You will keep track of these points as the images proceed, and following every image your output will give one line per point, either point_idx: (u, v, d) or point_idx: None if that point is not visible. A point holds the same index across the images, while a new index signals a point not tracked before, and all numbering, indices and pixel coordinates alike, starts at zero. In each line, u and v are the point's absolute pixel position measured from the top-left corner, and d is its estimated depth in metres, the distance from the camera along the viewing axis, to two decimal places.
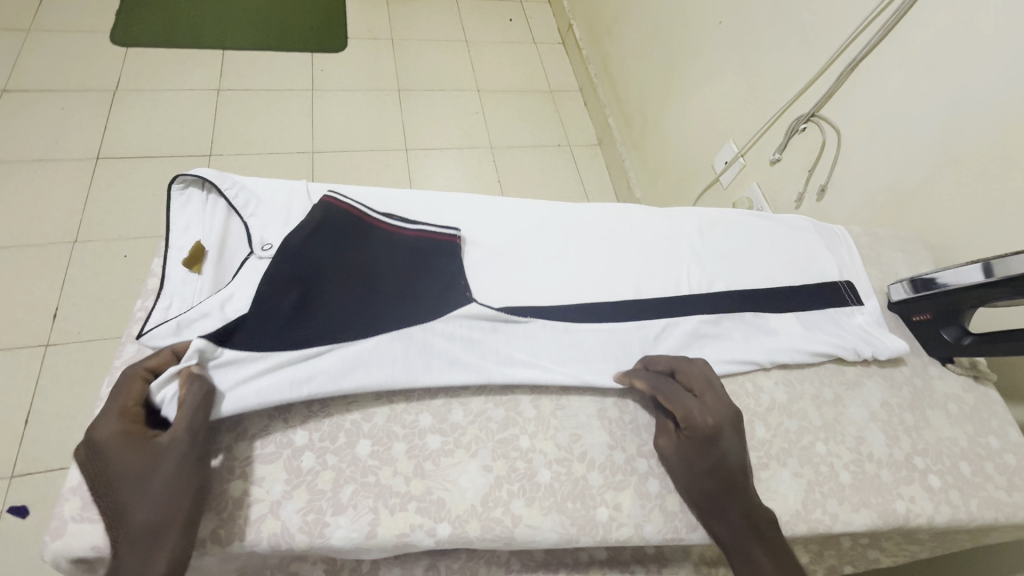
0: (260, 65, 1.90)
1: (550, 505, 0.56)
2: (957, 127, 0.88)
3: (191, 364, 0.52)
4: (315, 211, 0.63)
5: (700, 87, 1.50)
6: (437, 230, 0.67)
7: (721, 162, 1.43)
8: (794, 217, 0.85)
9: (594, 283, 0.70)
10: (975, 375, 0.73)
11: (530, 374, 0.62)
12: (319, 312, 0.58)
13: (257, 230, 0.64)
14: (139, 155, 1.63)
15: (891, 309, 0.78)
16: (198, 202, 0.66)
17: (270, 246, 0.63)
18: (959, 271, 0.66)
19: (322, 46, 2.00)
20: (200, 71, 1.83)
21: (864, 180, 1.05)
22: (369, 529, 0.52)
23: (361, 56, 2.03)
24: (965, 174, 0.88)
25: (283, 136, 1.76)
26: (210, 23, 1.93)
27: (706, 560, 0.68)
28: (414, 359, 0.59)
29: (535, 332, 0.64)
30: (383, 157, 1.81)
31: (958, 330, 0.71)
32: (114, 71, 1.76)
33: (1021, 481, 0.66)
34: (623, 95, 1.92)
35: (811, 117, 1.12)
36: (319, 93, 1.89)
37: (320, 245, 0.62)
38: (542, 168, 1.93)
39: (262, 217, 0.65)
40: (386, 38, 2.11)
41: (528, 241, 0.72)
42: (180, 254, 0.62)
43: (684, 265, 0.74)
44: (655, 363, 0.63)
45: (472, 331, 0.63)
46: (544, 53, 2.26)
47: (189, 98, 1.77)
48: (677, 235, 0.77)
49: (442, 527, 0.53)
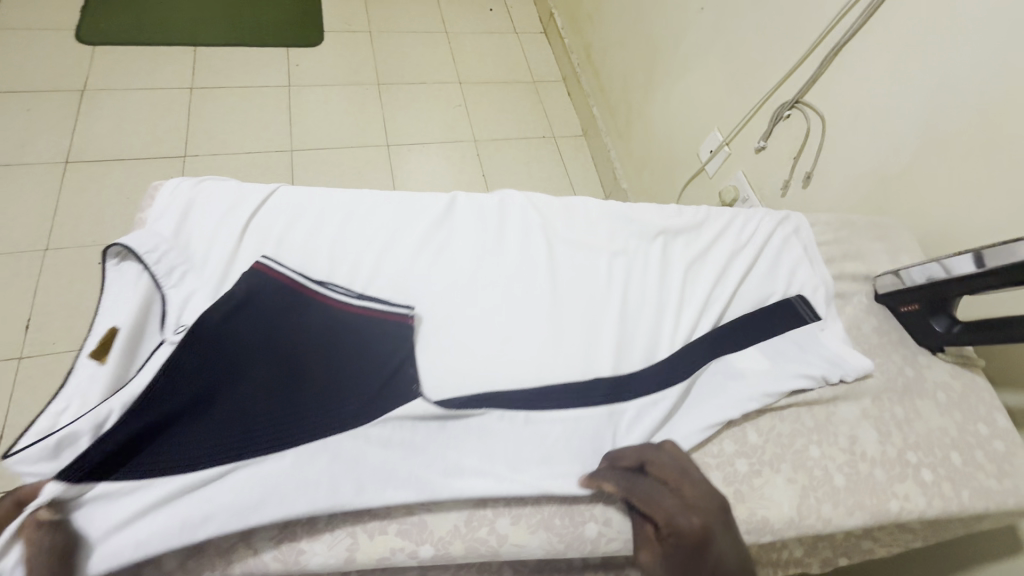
0: (234, 61, 1.84)
1: (537, 522, 0.55)
2: (941, 110, 0.87)
3: (38, 511, 0.46)
4: (240, 285, 0.57)
5: (683, 76, 1.48)
6: (386, 308, 0.62)
7: (706, 152, 1.41)
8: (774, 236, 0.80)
9: (552, 345, 0.65)
10: (963, 362, 0.72)
11: (483, 485, 0.54)
12: (243, 413, 0.53)
13: (177, 307, 0.58)
14: (110, 157, 1.57)
15: (878, 301, 0.77)
16: (117, 276, 0.60)
17: (189, 328, 0.57)
18: (951, 261, 0.66)
19: (298, 40, 1.95)
20: (171, 68, 1.77)
21: (849, 167, 1.04)
22: (348, 551, 0.51)
23: (338, 49, 1.98)
24: (949, 158, 0.87)
25: (260, 134, 1.72)
26: (180, 18, 1.87)
27: None
28: (344, 478, 0.52)
29: (490, 426, 0.58)
30: (364, 153, 1.77)
31: (948, 320, 0.70)
32: (81, 71, 1.70)
33: (1012, 468, 0.65)
34: (606, 84, 1.89)
35: (795, 103, 1.11)
36: (296, 89, 1.84)
37: (249, 328, 0.56)
38: (526, 161, 1.90)
39: (186, 289, 0.60)
40: (363, 30, 2.06)
41: (488, 304, 0.67)
42: (86, 342, 0.56)
43: (646, 317, 0.69)
44: (621, 458, 0.56)
45: (415, 435, 0.56)
46: (525, 43, 2.23)
47: (161, 97, 1.71)
48: (644, 282, 0.72)
49: (425, 546, 0.52)
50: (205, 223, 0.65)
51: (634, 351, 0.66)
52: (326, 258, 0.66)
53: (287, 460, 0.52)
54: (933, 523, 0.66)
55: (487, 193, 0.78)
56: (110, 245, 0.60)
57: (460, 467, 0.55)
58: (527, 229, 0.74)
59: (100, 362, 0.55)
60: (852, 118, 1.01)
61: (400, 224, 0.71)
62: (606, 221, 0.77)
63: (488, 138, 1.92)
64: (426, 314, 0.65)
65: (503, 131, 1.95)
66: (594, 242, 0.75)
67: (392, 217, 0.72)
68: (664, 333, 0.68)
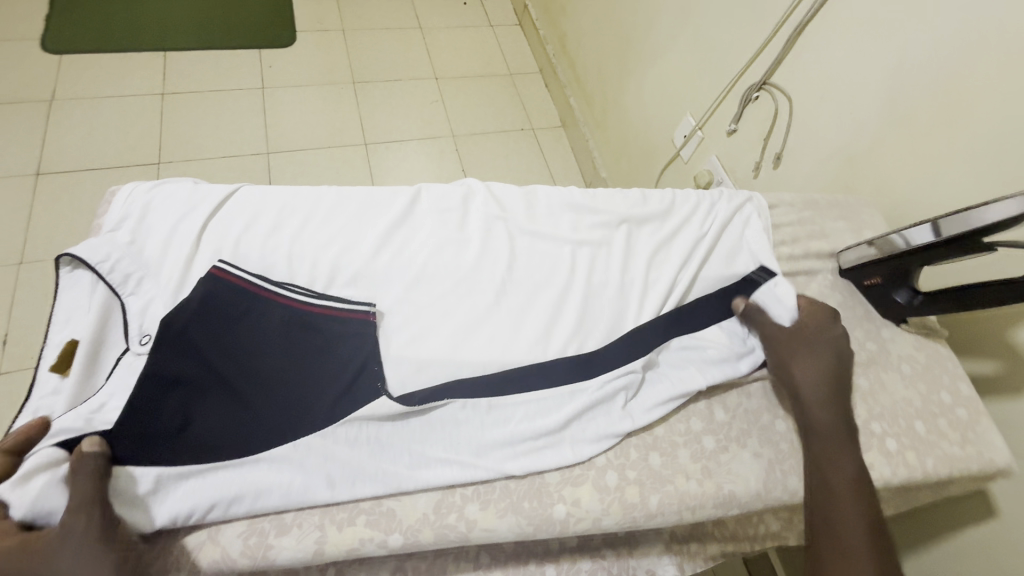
0: (206, 64, 1.82)
1: (505, 507, 0.56)
2: (902, 86, 0.88)
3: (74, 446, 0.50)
4: (196, 291, 0.58)
5: (655, 62, 1.49)
6: (346, 306, 0.62)
7: (681, 137, 1.42)
8: (737, 218, 0.81)
9: (514, 334, 0.65)
10: (927, 333, 0.74)
11: (449, 475, 0.56)
12: (204, 418, 0.54)
13: (134, 317, 0.59)
14: (82, 167, 1.55)
15: (843, 277, 0.78)
16: (78, 284, 0.62)
17: (149, 339, 0.58)
18: (910, 232, 0.67)
19: (270, 41, 1.93)
20: (142, 74, 1.75)
21: (817, 146, 1.05)
22: (318, 542, 0.52)
23: (312, 49, 1.96)
24: (912, 132, 0.89)
25: (235, 137, 1.70)
26: (149, 23, 1.84)
27: (677, 538, 0.68)
28: (314, 474, 0.54)
29: (454, 416, 0.60)
30: (341, 153, 1.76)
31: (909, 292, 0.71)
32: (49, 80, 1.67)
33: (975, 434, 0.67)
34: (582, 74, 1.89)
35: (763, 85, 1.12)
36: (270, 91, 1.82)
37: (206, 334, 0.57)
38: (505, 155, 1.90)
39: (144, 297, 0.60)
40: (336, 29, 2.04)
41: (451, 294, 0.67)
42: (50, 355, 0.58)
43: (607, 303, 0.70)
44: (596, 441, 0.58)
45: (381, 429, 0.58)
46: (501, 36, 2.22)
47: (132, 104, 1.69)
48: (605, 268, 0.73)
49: (393, 533, 0.53)
50: (160, 226, 0.65)
51: (597, 336, 0.67)
52: (286, 256, 0.66)
53: (254, 459, 0.54)
54: (901, 491, 0.68)
55: (449, 187, 0.78)
56: (60, 255, 0.60)
57: (424, 458, 0.57)
58: (489, 221, 0.74)
59: (63, 375, 0.58)
60: (817, 97, 1.02)
61: (360, 220, 0.72)
62: (567, 211, 0.78)
63: (466, 133, 1.91)
64: (388, 307, 0.65)
65: (481, 125, 1.94)
66: (556, 230, 0.75)
67: (352, 216, 0.72)
68: (627, 317, 0.69)
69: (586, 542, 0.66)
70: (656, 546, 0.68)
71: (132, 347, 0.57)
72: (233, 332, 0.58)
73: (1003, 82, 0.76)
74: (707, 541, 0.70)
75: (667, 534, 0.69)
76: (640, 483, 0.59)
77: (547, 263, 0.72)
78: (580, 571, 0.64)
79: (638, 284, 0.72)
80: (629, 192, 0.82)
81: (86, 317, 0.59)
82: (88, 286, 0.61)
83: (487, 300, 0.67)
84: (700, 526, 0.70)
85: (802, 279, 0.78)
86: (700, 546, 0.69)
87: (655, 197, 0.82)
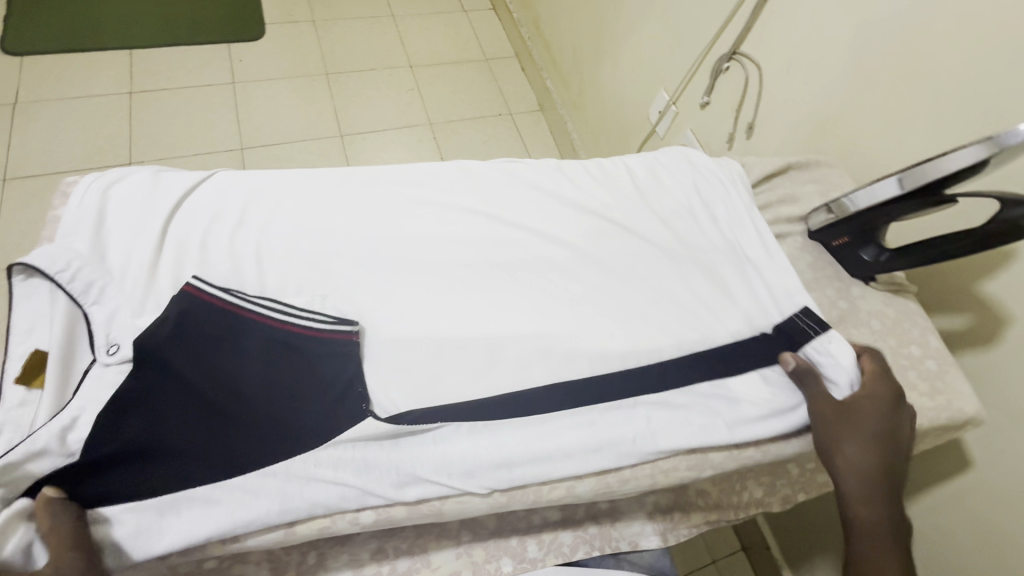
0: (174, 61, 1.78)
1: None
2: (866, 46, 0.88)
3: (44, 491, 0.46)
4: (171, 309, 0.55)
5: (628, 38, 1.47)
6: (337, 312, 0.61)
7: (656, 113, 1.42)
8: (718, 197, 0.83)
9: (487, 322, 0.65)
10: (896, 290, 0.75)
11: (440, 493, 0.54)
12: (187, 433, 0.51)
13: (99, 327, 0.55)
14: (50, 170, 1.52)
15: (814, 239, 0.79)
16: (40, 294, 0.57)
17: (117, 348, 0.54)
18: (871, 190, 0.68)
19: (240, 35, 1.89)
20: (108, 73, 1.71)
21: (787, 113, 1.05)
22: (287, 531, 0.52)
23: (283, 41, 1.93)
24: (878, 91, 0.88)
25: (208, 134, 1.67)
26: (113, 21, 1.80)
27: (660, 507, 0.70)
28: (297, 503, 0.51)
29: (450, 441, 0.56)
30: (317, 146, 1.73)
31: (876, 249, 0.73)
32: (11, 83, 1.63)
33: (944, 384, 0.68)
34: (557, 56, 1.88)
35: (732, 55, 1.11)
36: (241, 85, 1.79)
37: (182, 354, 0.53)
38: (485, 140, 1.87)
39: (109, 306, 0.57)
40: (307, 20, 2.01)
41: (436, 287, 0.67)
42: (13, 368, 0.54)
43: (596, 292, 0.71)
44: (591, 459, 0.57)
45: (368, 454, 0.53)
46: (475, 20, 2.19)
47: (100, 104, 1.65)
48: (580, 259, 0.74)
49: (363, 518, 0.53)
50: (128, 224, 0.64)
51: (569, 326, 0.67)
52: (253, 246, 0.66)
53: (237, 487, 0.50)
54: None
55: (430, 181, 0.77)
56: (14, 264, 0.56)
57: (415, 481, 0.54)
58: (465, 212, 0.75)
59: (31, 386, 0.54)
60: (785, 64, 1.02)
61: (330, 206, 0.71)
62: (551, 204, 0.78)
63: (444, 120, 1.89)
64: (370, 300, 0.64)
65: (458, 111, 1.91)
66: (533, 222, 0.76)
67: (330, 211, 0.70)
68: (616, 304, 0.70)
69: (569, 516, 0.67)
70: (638, 515, 0.69)
71: (98, 358, 0.53)
72: (212, 353, 0.55)
73: (963, 35, 0.76)
74: (689, 509, 0.71)
75: (649, 504, 0.70)
76: None
77: (524, 256, 0.72)
78: (563, 544, 0.65)
79: (613, 275, 0.73)
80: (608, 184, 0.83)
81: (50, 328, 0.55)
82: (47, 297, 0.58)
83: (460, 290, 0.67)
84: (683, 496, 0.71)
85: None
86: (682, 513, 0.71)
87: (634, 187, 0.83)
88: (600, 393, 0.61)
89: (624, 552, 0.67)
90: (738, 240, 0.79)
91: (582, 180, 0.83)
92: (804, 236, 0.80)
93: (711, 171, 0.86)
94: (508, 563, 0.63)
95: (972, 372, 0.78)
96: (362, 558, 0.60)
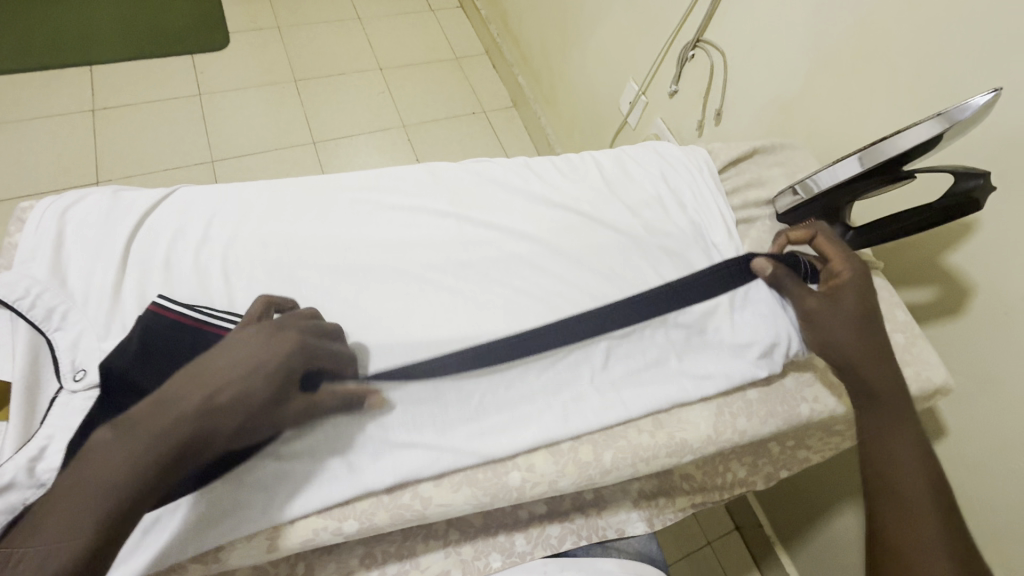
0: (136, 75, 1.75)
1: (461, 481, 0.57)
2: (824, 28, 0.90)
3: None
4: (135, 330, 0.54)
5: (594, 30, 1.48)
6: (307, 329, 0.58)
7: (626, 104, 1.43)
8: (681, 181, 0.84)
9: (460, 325, 0.64)
10: (864, 267, 0.77)
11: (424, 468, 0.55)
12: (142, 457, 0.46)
13: (64, 353, 0.54)
14: (14, 195, 1.48)
15: (780, 221, 0.81)
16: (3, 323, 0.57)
17: (84, 373, 0.53)
18: (837, 169, 0.70)
19: (202, 45, 1.85)
20: (67, 92, 1.66)
21: (753, 98, 1.06)
22: (268, 544, 0.52)
23: (247, 49, 1.90)
24: (837, 73, 0.90)
25: (177, 149, 1.64)
26: (68, 37, 1.75)
27: (645, 494, 0.72)
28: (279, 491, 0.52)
29: (422, 420, 0.57)
30: (290, 155, 1.71)
31: (842, 228, 0.75)
32: None
33: (911, 356, 0.70)
34: (526, 52, 1.88)
35: (696, 43, 1.13)
36: (207, 97, 1.76)
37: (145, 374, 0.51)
38: (460, 139, 1.86)
39: (72, 330, 0.56)
40: (271, 27, 1.98)
41: (404, 284, 0.67)
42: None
43: (564, 279, 0.70)
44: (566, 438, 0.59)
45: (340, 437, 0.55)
46: (443, 19, 2.17)
47: (61, 124, 1.61)
48: (553, 256, 0.72)
49: (344, 522, 0.53)
50: (87, 245, 0.62)
51: (544, 324, 0.66)
52: (219, 260, 0.65)
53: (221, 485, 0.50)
54: (848, 421, 0.71)
55: (390, 182, 0.78)
56: None
57: (383, 454, 0.55)
58: (434, 214, 0.74)
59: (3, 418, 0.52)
60: (747, 50, 1.04)
61: (298, 216, 0.70)
62: (514, 197, 0.78)
63: (417, 121, 1.87)
64: (340, 300, 0.64)
65: (431, 112, 1.90)
66: (504, 220, 0.75)
67: (294, 213, 0.71)
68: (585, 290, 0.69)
69: (556, 508, 0.67)
70: (625, 502, 0.71)
71: (65, 384, 0.52)
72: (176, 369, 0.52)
73: (914, 14, 0.77)
74: (675, 494, 0.74)
75: (635, 492, 0.72)
76: (593, 442, 0.61)
77: (496, 258, 0.71)
78: (551, 536, 0.65)
79: (586, 271, 0.72)
80: (579, 179, 0.82)
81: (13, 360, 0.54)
82: (8, 326, 0.57)
83: (432, 293, 0.67)
84: (668, 480, 0.74)
85: (741, 229, 0.81)
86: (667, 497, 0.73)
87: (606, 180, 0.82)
88: (578, 387, 0.63)
89: (611, 541, 0.68)
90: (709, 232, 0.78)
91: (551, 175, 0.82)
92: (772, 219, 0.82)
93: (681, 162, 0.86)
94: (497, 559, 0.63)
95: (942, 342, 0.80)
96: (350, 564, 0.60)
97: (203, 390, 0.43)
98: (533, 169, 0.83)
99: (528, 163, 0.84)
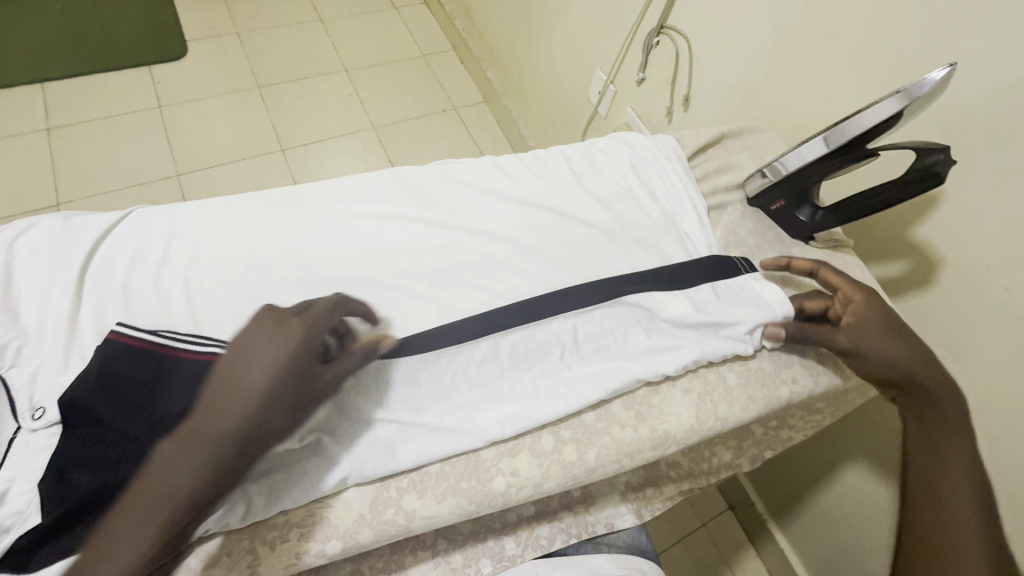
0: (88, 91, 1.68)
1: (444, 491, 0.55)
2: (784, 7, 0.90)
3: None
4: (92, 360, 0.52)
5: (559, 20, 1.46)
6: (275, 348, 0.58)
7: (595, 94, 1.42)
8: (646, 172, 0.84)
9: (434, 339, 0.62)
10: (834, 246, 0.79)
11: (404, 458, 0.55)
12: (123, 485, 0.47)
13: (21, 392, 0.52)
14: None
15: (752, 206, 0.81)
16: None
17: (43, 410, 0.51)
18: (802, 150, 0.70)
19: (159, 56, 1.79)
20: (17, 111, 1.60)
21: (719, 81, 1.06)
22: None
23: (203, 57, 1.84)
24: (799, 52, 0.90)
25: (137, 165, 1.58)
26: (17, 54, 1.68)
27: (632, 486, 0.73)
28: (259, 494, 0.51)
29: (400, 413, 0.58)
30: (257, 164, 1.66)
31: (810, 210, 0.76)
32: None
33: None
34: (494, 45, 1.85)
35: (660, 29, 1.12)
36: (163, 109, 1.69)
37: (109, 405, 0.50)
38: (432, 138, 1.83)
39: (27, 366, 0.54)
40: (230, 33, 1.92)
41: (368, 287, 0.66)
42: None
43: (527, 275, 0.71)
44: (543, 417, 0.60)
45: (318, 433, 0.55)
46: (407, 16, 2.13)
47: (9, 146, 1.54)
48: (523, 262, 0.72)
49: (320, 546, 0.52)
50: (41, 282, 0.59)
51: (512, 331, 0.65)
52: (183, 285, 0.63)
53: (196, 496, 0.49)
54: (828, 399, 0.72)
55: (351, 182, 0.76)
56: None
57: (359, 448, 0.55)
58: (398, 217, 0.73)
59: None
60: (711, 33, 1.03)
61: (257, 230, 0.68)
62: (476, 193, 0.78)
63: (387, 122, 1.83)
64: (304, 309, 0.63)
65: (404, 113, 1.87)
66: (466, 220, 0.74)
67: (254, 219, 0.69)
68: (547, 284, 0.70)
69: (545, 509, 0.68)
70: (613, 496, 0.72)
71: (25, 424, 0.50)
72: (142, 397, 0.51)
73: None
74: (662, 484, 0.76)
75: (620, 484, 0.73)
76: (575, 441, 0.60)
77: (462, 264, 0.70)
78: (540, 536, 0.66)
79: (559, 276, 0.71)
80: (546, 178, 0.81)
81: None
82: None
83: (402, 305, 0.65)
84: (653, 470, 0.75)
85: (712, 215, 0.81)
86: (656, 488, 0.75)
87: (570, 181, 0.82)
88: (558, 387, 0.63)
89: (601, 536, 0.69)
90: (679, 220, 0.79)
91: (518, 173, 0.81)
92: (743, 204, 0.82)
93: (644, 153, 0.86)
94: (488, 565, 0.62)
95: (916, 314, 0.81)
96: None
97: (241, 396, 0.44)
98: (501, 169, 0.82)
99: (495, 162, 0.82)
